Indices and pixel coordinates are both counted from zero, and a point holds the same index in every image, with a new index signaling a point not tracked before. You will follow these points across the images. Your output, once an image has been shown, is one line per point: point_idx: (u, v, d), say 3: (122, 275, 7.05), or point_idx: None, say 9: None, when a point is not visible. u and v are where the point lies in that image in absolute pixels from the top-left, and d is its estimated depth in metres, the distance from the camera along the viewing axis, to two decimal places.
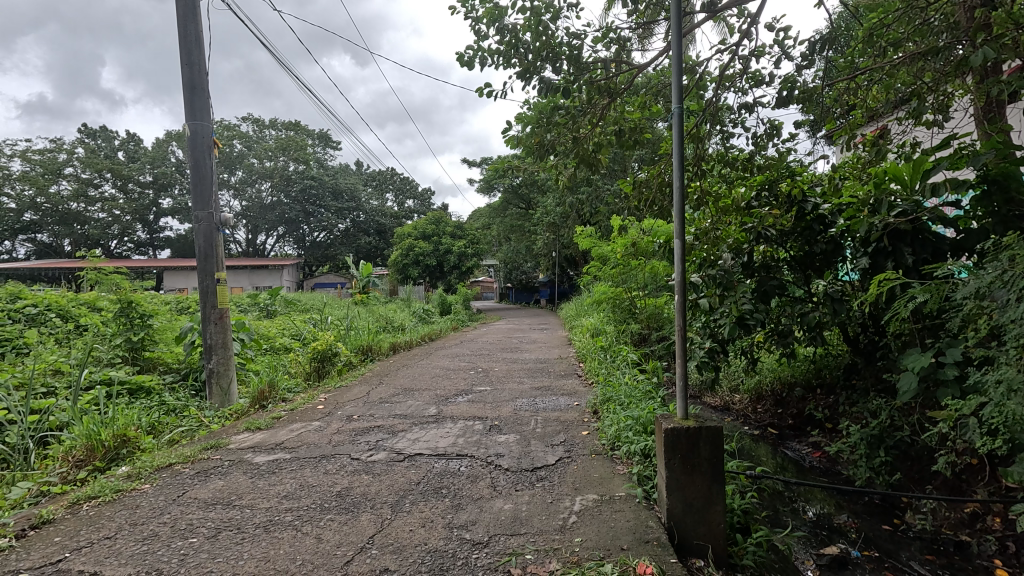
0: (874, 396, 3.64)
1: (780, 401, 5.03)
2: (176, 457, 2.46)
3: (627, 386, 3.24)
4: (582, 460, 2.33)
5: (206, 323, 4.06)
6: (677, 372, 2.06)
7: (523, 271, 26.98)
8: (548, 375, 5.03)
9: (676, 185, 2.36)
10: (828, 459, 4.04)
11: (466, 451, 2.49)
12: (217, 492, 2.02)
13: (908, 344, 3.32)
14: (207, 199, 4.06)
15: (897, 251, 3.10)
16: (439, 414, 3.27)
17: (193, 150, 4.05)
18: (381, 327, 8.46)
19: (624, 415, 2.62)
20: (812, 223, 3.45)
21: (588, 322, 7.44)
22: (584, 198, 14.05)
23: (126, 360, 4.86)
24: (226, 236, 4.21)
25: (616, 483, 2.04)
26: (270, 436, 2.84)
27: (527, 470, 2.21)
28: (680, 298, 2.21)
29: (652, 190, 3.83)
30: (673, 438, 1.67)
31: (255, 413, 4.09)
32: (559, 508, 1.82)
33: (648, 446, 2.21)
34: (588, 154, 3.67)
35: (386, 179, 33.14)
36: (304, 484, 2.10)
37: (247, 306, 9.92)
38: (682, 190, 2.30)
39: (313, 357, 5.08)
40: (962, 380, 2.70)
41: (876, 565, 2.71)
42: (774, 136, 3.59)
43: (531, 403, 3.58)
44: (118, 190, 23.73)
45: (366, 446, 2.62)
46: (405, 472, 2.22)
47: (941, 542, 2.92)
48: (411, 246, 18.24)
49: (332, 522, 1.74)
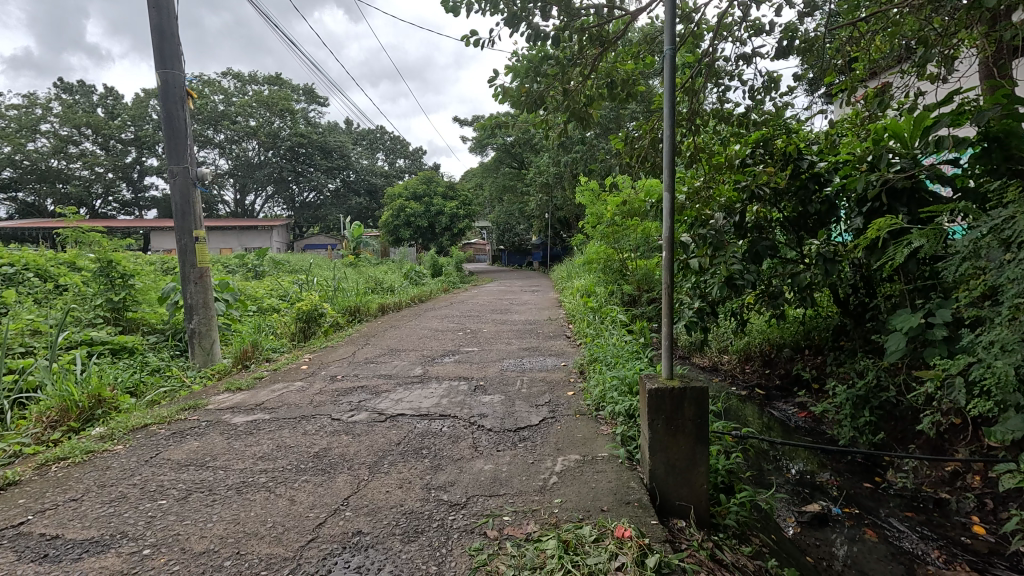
0: (863, 357, 3.82)
1: (768, 361, 5.07)
2: (151, 418, 2.40)
3: (614, 346, 3.22)
4: (566, 421, 2.29)
5: (186, 283, 3.95)
6: (663, 329, 1.99)
7: (515, 233, 26.80)
8: (537, 336, 5.00)
9: (669, 137, 2.21)
10: (813, 419, 4.08)
11: (449, 412, 2.45)
12: (191, 454, 1.97)
13: (897, 306, 3.47)
14: (182, 151, 3.89)
15: (892, 211, 3.14)
16: (424, 375, 3.23)
17: (165, 101, 3.85)
18: (371, 288, 8.36)
19: (609, 376, 2.59)
20: (807, 181, 3.42)
21: (579, 283, 7.35)
22: (577, 157, 13.76)
23: (108, 321, 4.84)
24: (204, 192, 4.04)
25: (599, 444, 1.99)
26: (250, 397, 2.79)
27: (510, 431, 2.17)
28: (668, 257, 2.12)
29: (645, 146, 3.72)
30: (656, 400, 1.62)
31: (238, 372, 4.02)
32: (540, 469, 1.78)
33: (632, 406, 2.16)
34: (579, 109, 3.52)
35: (375, 137, 32.39)
36: (281, 445, 2.05)
37: (236, 266, 9.75)
38: (673, 142, 2.18)
39: (298, 319, 4.99)
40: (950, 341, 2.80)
41: (856, 522, 2.76)
42: (772, 90, 3.46)
43: (518, 364, 3.54)
44: (99, 147, 23.09)
45: (349, 406, 2.57)
46: (386, 433, 2.17)
47: (921, 500, 2.96)
48: (403, 207, 17.83)
49: (307, 484, 1.69)
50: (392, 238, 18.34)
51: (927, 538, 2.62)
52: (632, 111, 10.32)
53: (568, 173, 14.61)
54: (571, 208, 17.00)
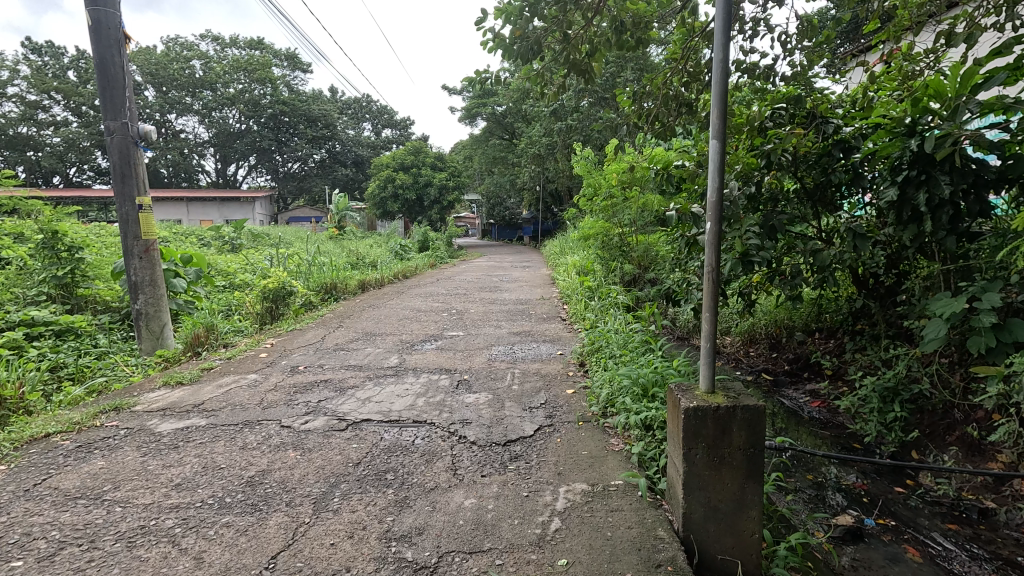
0: (889, 343, 3.47)
1: (775, 344, 4.72)
2: (57, 425, 1.95)
3: (619, 333, 2.80)
4: (568, 431, 1.88)
5: (129, 257, 3.45)
6: (704, 316, 1.62)
7: (507, 207, 26.28)
8: (529, 318, 4.57)
9: (718, 67, 1.71)
10: (829, 409, 3.73)
11: (424, 417, 2.02)
12: (88, 480, 1.54)
13: (933, 288, 3.16)
14: (120, 105, 3.35)
15: (931, 179, 2.71)
16: (400, 366, 2.80)
17: (97, 44, 3.29)
18: (352, 264, 7.86)
19: (618, 373, 2.17)
20: (834, 147, 2.99)
21: (574, 260, 6.89)
22: (572, 127, 13.14)
23: (55, 299, 4.36)
24: (147, 152, 3.52)
25: (612, 468, 1.58)
26: (190, 394, 2.34)
27: (498, 445, 1.76)
28: (714, 229, 1.74)
29: (657, 104, 3.21)
30: (695, 424, 1.21)
31: (189, 361, 3.51)
32: (536, 507, 1.37)
33: (652, 417, 1.74)
34: (581, 61, 3.01)
35: (361, 106, 31.16)
36: (209, 466, 1.62)
37: (211, 239, 9.21)
38: (725, 69, 1.67)
39: (263, 298, 4.49)
40: (999, 329, 2.51)
41: (893, 537, 2.41)
42: (807, 36, 2.99)
43: (508, 352, 3.12)
44: (71, 112, 22.04)
45: (304, 409, 2.13)
46: (344, 448, 1.75)
47: (963, 509, 2.61)
48: (389, 178, 17.21)
49: (227, 530, 1.27)
50: (378, 210, 17.70)
51: (978, 558, 2.27)
52: (631, 75, 9.76)
53: (561, 143, 13.94)
54: (564, 183, 16.42)
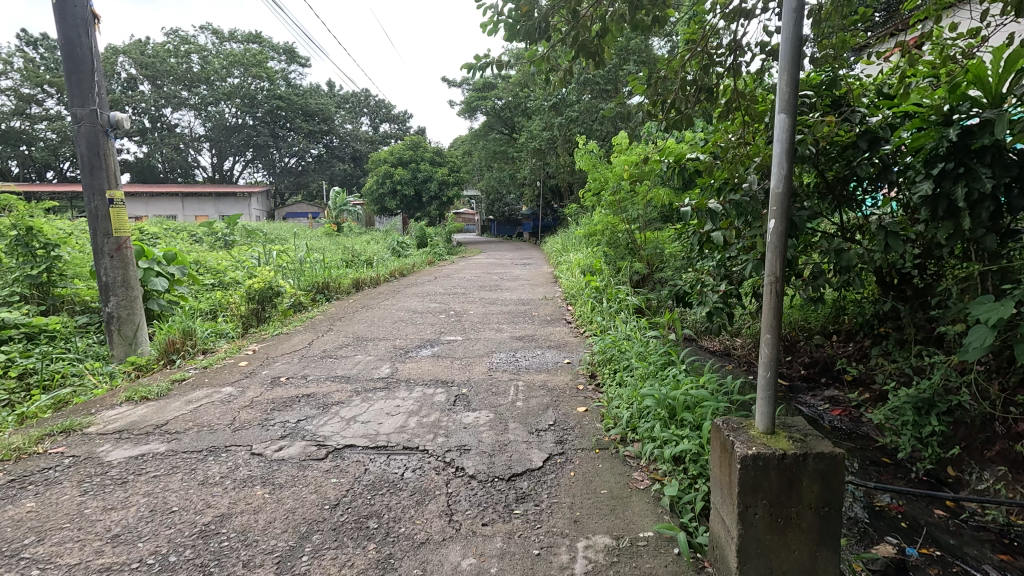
0: (921, 350, 3.22)
1: (791, 348, 4.47)
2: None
3: (635, 342, 2.54)
4: (583, 463, 1.64)
5: (99, 257, 3.19)
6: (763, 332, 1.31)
7: (506, 202, 26.00)
8: (532, 320, 4.32)
9: (784, 44, 1.47)
10: (851, 419, 3.48)
11: (416, 442, 1.76)
12: (9, 530, 1.29)
13: (969, 290, 2.85)
14: (88, 90, 3.08)
15: (970, 172, 2.39)
16: (391, 377, 2.55)
17: (62, 22, 3.01)
18: (347, 261, 7.57)
19: (638, 391, 1.92)
20: (860, 139, 2.61)
21: (578, 258, 6.62)
22: (573, 121, 12.85)
23: (27, 300, 4.09)
24: (118, 141, 3.24)
25: (639, 515, 1.38)
26: (154, 413, 2.08)
27: (501, 481, 1.51)
28: (778, 225, 1.46)
29: (673, 90, 2.93)
30: (757, 477, 1.15)
31: (164, 369, 3.25)
32: (551, 571, 1.15)
33: (684, 450, 1.53)
34: (591, 42, 2.73)
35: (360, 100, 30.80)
36: (157, 509, 1.37)
37: (202, 235, 8.92)
38: (795, 42, 1.41)
39: (248, 299, 4.22)
40: None
41: (938, 569, 2.16)
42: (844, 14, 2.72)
43: (511, 360, 2.87)
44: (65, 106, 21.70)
45: (280, 431, 1.88)
46: (322, 483, 1.50)
47: (1012, 536, 2.37)
48: (388, 173, 16.90)
49: None
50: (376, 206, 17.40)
51: None
52: None
53: (562, 137, 13.64)
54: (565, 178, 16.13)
